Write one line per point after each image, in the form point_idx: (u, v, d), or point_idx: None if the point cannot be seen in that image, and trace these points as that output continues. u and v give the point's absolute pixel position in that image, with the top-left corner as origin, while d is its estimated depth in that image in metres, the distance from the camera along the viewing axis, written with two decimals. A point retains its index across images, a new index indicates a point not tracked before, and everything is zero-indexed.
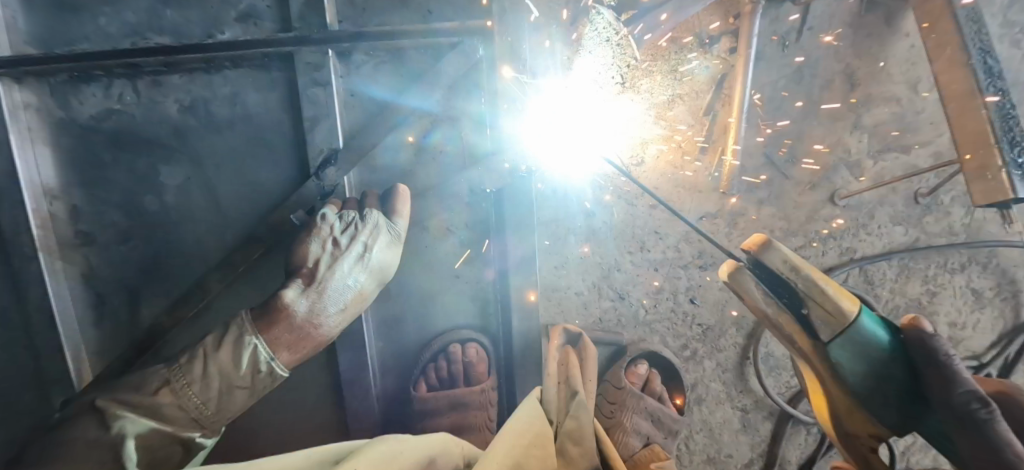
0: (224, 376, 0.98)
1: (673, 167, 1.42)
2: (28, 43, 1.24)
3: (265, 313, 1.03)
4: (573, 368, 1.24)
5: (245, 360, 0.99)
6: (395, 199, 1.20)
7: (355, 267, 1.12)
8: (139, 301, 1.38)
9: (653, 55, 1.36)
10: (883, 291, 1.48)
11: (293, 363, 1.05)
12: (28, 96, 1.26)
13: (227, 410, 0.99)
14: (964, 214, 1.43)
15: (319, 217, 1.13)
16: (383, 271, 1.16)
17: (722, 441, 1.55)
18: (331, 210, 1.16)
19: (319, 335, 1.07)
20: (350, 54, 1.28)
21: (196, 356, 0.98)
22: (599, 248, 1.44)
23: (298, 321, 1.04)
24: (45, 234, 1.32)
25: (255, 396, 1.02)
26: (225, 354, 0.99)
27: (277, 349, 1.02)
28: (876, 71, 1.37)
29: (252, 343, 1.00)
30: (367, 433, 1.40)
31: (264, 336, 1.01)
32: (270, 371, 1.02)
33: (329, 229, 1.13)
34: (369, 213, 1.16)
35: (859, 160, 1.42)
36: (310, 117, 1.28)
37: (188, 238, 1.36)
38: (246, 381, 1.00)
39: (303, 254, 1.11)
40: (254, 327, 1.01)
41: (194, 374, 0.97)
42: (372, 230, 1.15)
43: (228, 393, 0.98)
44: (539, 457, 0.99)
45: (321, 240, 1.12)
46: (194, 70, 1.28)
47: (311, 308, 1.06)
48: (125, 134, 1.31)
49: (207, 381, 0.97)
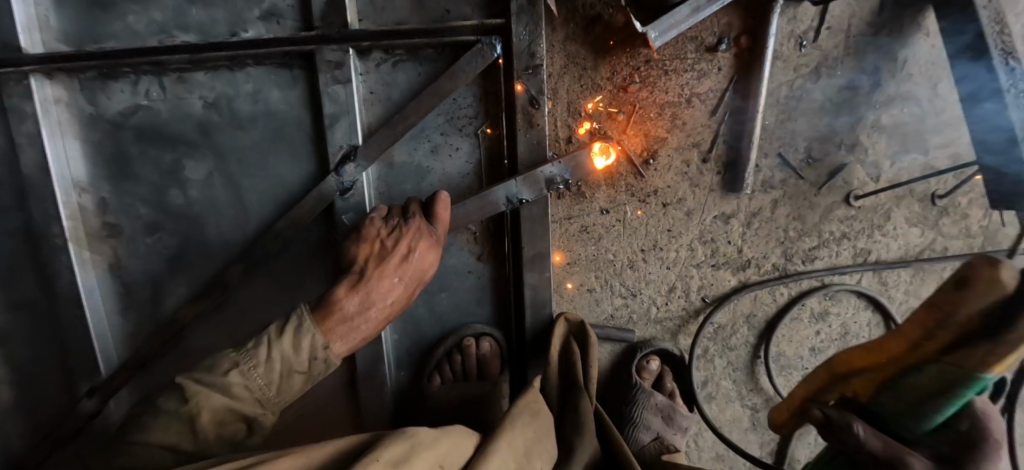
0: (286, 360, 0.99)
1: (686, 165, 1.37)
2: (59, 40, 1.31)
3: (323, 304, 1.07)
4: (577, 362, 1.26)
5: (304, 346, 1.01)
6: (436, 204, 1.20)
7: (400, 267, 1.14)
8: (163, 291, 1.46)
9: (669, 53, 1.30)
10: (898, 293, 1.47)
11: (344, 353, 1.07)
12: (59, 92, 1.34)
13: (288, 392, 1.00)
14: (983, 217, 1.42)
15: (365, 220, 1.19)
16: (423, 275, 1.18)
17: (730, 440, 1.57)
18: (378, 213, 1.20)
19: (367, 331, 1.10)
20: (367, 53, 1.29)
21: (261, 341, 0.99)
22: (614, 246, 1.42)
23: (349, 314, 1.07)
24: (76, 225, 1.41)
25: (310, 382, 1.03)
26: (286, 339, 1.00)
27: (330, 339, 1.05)
28: (899, 71, 1.33)
29: (311, 331, 1.02)
30: (380, 423, 1.45)
31: (320, 327, 1.04)
32: (326, 357, 1.03)
33: (376, 231, 1.17)
34: (412, 218, 1.19)
35: (878, 158, 1.38)
36: (331, 114, 1.30)
37: (212, 232, 1.42)
38: (304, 366, 1.01)
39: (353, 253, 1.15)
40: (311, 316, 1.04)
41: (259, 356, 0.98)
42: (416, 231, 1.17)
43: (288, 376, 1.00)
44: (545, 452, 0.97)
45: (369, 240, 1.16)
46: (217, 66, 1.32)
47: (362, 304, 1.09)
48: (150, 129, 1.37)
49: (270, 364, 0.98)
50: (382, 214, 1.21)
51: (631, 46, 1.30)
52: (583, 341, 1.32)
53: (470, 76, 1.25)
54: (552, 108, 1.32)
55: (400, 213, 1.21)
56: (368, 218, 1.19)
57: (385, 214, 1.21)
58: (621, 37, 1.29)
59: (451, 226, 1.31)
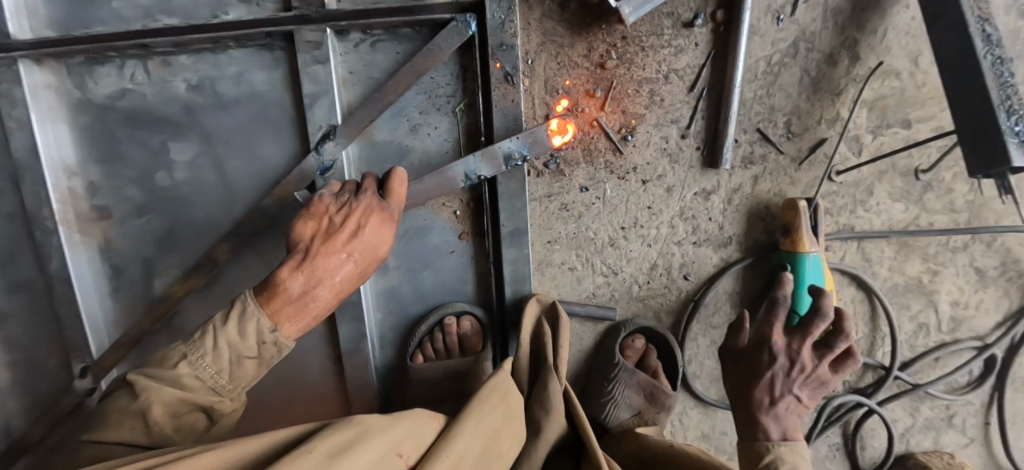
0: (232, 348, 0.99)
1: (665, 141, 1.38)
2: (48, 27, 1.34)
3: (267, 286, 1.05)
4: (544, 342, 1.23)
5: (251, 333, 1.00)
6: (392, 180, 1.18)
7: (350, 243, 1.10)
8: (152, 273, 1.48)
9: (645, 29, 1.32)
10: (881, 269, 1.45)
11: (296, 334, 1.05)
12: (48, 77, 1.37)
13: (241, 378, 1.01)
14: (968, 191, 1.41)
15: (315, 198, 1.16)
16: (376, 248, 1.14)
17: (716, 419, 1.57)
18: (327, 192, 1.17)
19: (317, 307, 1.07)
20: (346, 33, 1.31)
21: (207, 331, 1.00)
22: (594, 224, 1.42)
23: (296, 295, 1.05)
24: (66, 208, 1.44)
25: (265, 366, 1.04)
26: (231, 326, 1.00)
27: (278, 320, 1.03)
28: (878, 44, 1.33)
29: (256, 317, 1.01)
30: (364, 401, 1.46)
31: (267, 309, 1.03)
32: (274, 341, 1.02)
33: (324, 209, 1.14)
34: (363, 194, 1.16)
35: (859, 132, 1.38)
36: (311, 93, 1.32)
37: (198, 214, 1.44)
38: (253, 352, 1.01)
39: (300, 233, 1.12)
40: (255, 302, 1.03)
41: (205, 347, 0.99)
42: (364, 208, 1.14)
43: (238, 363, 1.00)
44: (510, 434, 0.95)
45: (317, 217, 1.13)
46: (201, 49, 1.34)
47: (308, 283, 1.06)
48: (138, 112, 1.39)
49: (218, 353, 0.99)
50: (334, 192, 1.18)
51: (607, 22, 1.31)
52: (553, 315, 1.33)
53: (447, 53, 1.26)
54: (529, 85, 1.33)
55: (352, 191, 1.18)
56: (318, 196, 1.16)
57: (337, 192, 1.18)
58: (597, 14, 1.30)
59: (411, 203, 1.32)
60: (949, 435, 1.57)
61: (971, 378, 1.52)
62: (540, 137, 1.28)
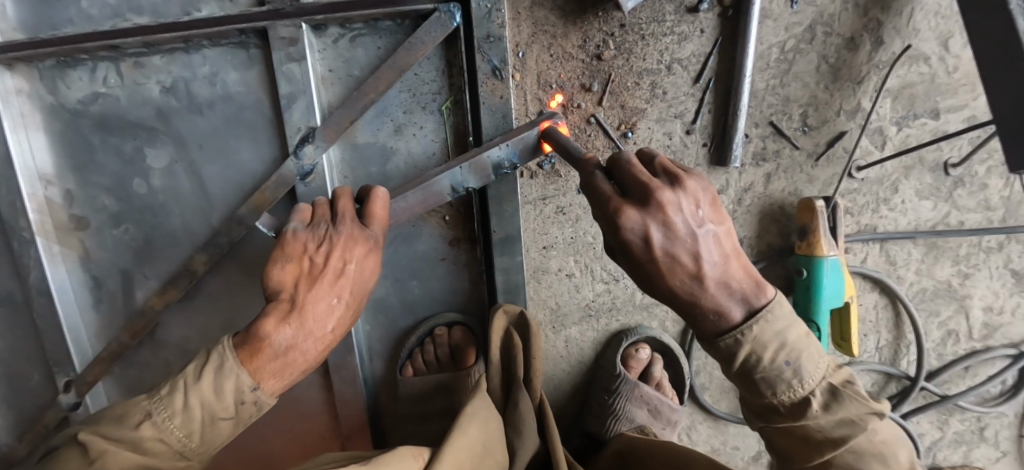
0: (206, 408, 0.92)
1: (668, 138, 1.27)
2: (16, 30, 1.26)
3: (248, 339, 0.96)
4: (517, 357, 1.14)
5: (227, 390, 0.93)
6: (372, 202, 1.10)
7: (337, 284, 1.03)
8: (133, 284, 1.42)
9: (645, 15, 1.21)
10: (908, 273, 1.34)
11: (279, 391, 0.98)
12: (20, 83, 1.30)
13: (212, 441, 0.94)
14: (1003, 187, 1.29)
15: (286, 233, 1.06)
16: (364, 284, 1.08)
17: (726, 431, 1.48)
18: (299, 224, 1.07)
19: (306, 359, 0.99)
20: (324, 28, 1.23)
21: (177, 387, 0.93)
22: (592, 228, 1.33)
23: (282, 348, 0.97)
24: (44, 218, 1.37)
25: (241, 425, 0.97)
26: (205, 384, 0.92)
27: (260, 378, 0.95)
28: (905, 26, 1.21)
29: (234, 373, 0.93)
30: (353, 416, 1.39)
31: (248, 366, 0.95)
32: (254, 400, 0.95)
33: (303, 247, 1.05)
34: (342, 223, 1.07)
35: (884, 125, 1.26)
36: (287, 94, 1.24)
37: (177, 222, 1.38)
38: (229, 412, 0.94)
39: (279, 276, 1.03)
40: (232, 354, 0.95)
41: (175, 405, 0.91)
42: (348, 240, 1.06)
43: (210, 424, 0.93)
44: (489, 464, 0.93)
45: (297, 258, 1.04)
46: (173, 49, 1.27)
47: (296, 334, 0.98)
48: (111, 117, 1.32)
49: (188, 413, 0.91)
50: (307, 223, 1.09)
51: (604, 9, 1.20)
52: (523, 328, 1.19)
53: (429, 47, 1.17)
54: (520, 80, 1.24)
55: (328, 219, 1.09)
56: (291, 231, 1.06)
57: (311, 225, 1.08)
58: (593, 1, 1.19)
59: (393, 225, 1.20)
60: (980, 449, 1.47)
61: (1004, 388, 1.42)
62: (528, 142, 1.16)
